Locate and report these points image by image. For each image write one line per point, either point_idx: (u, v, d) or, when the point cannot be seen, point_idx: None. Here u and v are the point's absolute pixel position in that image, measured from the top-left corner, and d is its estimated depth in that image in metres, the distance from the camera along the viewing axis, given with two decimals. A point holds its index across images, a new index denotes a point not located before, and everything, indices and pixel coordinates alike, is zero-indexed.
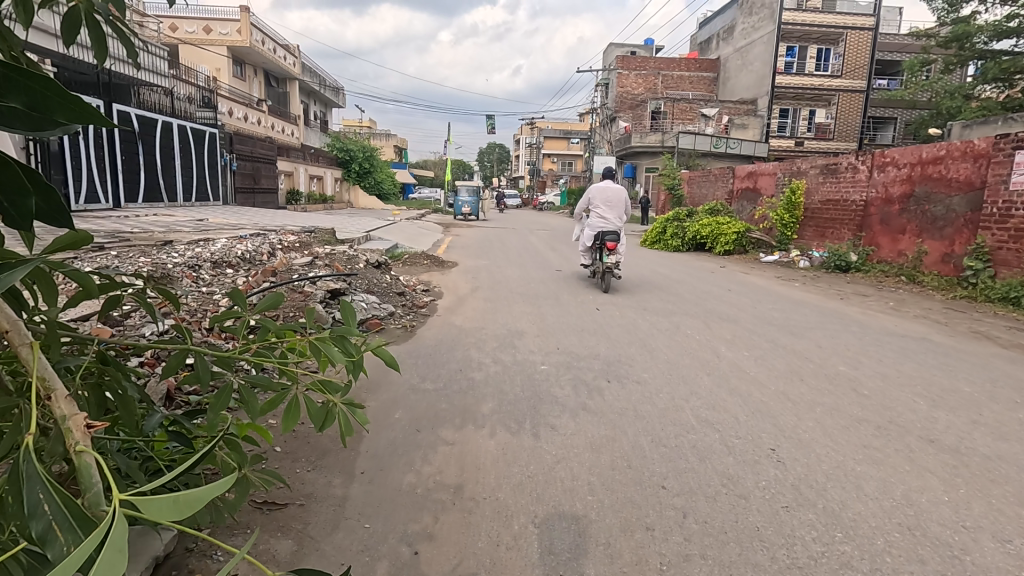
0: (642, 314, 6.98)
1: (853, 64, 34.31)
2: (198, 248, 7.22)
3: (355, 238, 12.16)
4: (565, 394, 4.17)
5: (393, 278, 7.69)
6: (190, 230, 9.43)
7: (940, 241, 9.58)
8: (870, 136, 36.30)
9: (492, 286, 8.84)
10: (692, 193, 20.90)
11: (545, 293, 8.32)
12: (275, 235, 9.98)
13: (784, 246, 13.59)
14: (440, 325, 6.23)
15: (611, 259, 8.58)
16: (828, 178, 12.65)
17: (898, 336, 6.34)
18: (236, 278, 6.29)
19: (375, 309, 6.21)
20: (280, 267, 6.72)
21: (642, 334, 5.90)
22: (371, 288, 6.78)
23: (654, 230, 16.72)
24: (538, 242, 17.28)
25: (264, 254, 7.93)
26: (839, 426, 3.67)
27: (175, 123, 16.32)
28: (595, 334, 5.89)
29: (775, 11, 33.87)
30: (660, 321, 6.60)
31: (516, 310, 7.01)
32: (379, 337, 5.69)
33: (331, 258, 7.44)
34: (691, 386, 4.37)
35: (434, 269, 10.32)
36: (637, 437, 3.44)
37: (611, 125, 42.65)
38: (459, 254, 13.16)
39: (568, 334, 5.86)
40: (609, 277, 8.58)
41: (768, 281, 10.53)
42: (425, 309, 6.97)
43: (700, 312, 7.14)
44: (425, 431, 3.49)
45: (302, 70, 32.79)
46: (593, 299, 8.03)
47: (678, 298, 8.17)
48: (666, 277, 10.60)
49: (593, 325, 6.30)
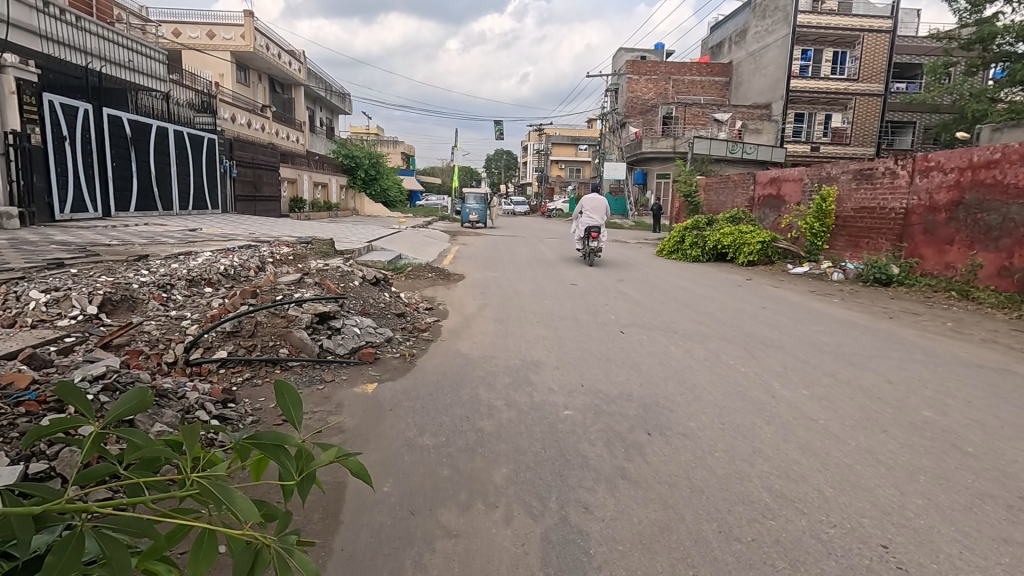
0: (673, 338, 6.13)
1: (870, 68, 33.36)
2: (175, 264, 6.49)
3: (356, 249, 11.43)
4: (597, 455, 3.33)
5: (392, 297, 6.90)
6: (175, 242, 8.72)
7: (996, 253, 8.71)
8: (888, 141, 35.26)
9: (502, 304, 8.03)
10: (709, 200, 20.05)
11: (561, 311, 7.50)
12: (268, 247, 9.22)
13: (813, 257, 12.74)
14: (444, 354, 5.43)
15: (594, 244, 12.85)
16: (862, 184, 11.77)
17: (974, 366, 5.43)
18: (213, 298, 5.53)
19: (369, 335, 5.41)
20: (264, 286, 5.95)
21: (678, 368, 5.07)
22: (367, 309, 5.99)
23: (671, 239, 15.84)
24: (548, 251, 16.49)
25: (250, 270, 7.15)
26: (957, 505, 2.82)
27: (172, 128, 15.72)
28: (624, 367, 5.06)
29: (790, 13, 33.03)
30: (697, 348, 5.75)
31: (529, 334, 6.17)
32: (373, 368, 4.89)
33: (322, 275, 6.63)
34: (752, 441, 3.53)
35: (439, 283, 9.57)
36: (698, 526, 2.61)
37: (621, 131, 41.88)
38: (466, 265, 12.36)
39: (593, 367, 5.02)
40: (592, 254, 12.81)
41: (803, 296, 9.65)
42: (427, 334, 6.14)
43: (740, 336, 6.28)
44: (420, 515, 2.67)
45: (307, 76, 32.29)
46: (615, 317, 7.20)
47: (708, 317, 7.32)
48: (690, 291, 9.74)
49: (620, 354, 5.47)
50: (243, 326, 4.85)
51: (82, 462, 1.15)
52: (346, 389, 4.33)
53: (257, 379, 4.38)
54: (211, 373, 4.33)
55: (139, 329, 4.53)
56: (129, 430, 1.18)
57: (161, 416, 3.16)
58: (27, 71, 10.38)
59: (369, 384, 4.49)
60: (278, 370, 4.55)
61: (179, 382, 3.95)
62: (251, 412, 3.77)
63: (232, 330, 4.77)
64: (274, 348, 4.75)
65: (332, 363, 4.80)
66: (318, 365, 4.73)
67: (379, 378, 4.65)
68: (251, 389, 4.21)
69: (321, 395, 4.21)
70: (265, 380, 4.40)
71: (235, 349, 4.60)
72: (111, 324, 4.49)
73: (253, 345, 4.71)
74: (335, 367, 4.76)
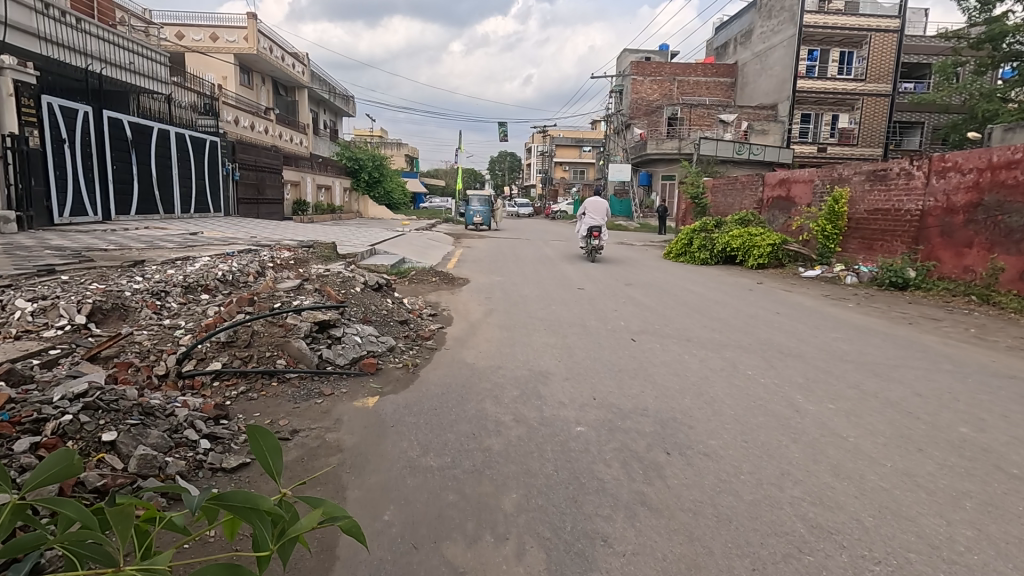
0: (687, 347, 5.89)
1: (877, 68, 33.00)
2: (171, 269, 6.29)
3: (358, 253, 11.24)
4: (614, 478, 3.09)
5: (395, 303, 6.68)
6: (174, 246, 8.54)
7: (1019, 256, 8.42)
8: (896, 141, 34.83)
9: (507, 309, 7.81)
10: (717, 202, 19.78)
11: (570, 318, 7.26)
12: (268, 251, 9.02)
13: (826, 259, 12.46)
14: (449, 364, 5.21)
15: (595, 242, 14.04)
16: (875, 186, 11.49)
17: (1005, 377, 5.17)
18: (208, 305, 5.33)
19: (371, 344, 5.19)
20: (261, 293, 5.74)
21: (694, 380, 4.82)
22: (368, 316, 5.77)
23: (679, 242, 15.59)
24: (553, 254, 16.28)
25: (249, 276, 6.95)
26: (1011, 538, 2.57)
27: (173, 130, 15.58)
28: (638, 378, 4.81)
29: (796, 12, 32.72)
30: (712, 358, 5.51)
31: (537, 343, 5.93)
32: (374, 379, 4.67)
33: (323, 281, 6.41)
34: (779, 462, 3.29)
35: (443, 288, 9.36)
36: (730, 563, 2.37)
37: (626, 132, 41.62)
38: (471, 269, 12.13)
39: (605, 378, 4.79)
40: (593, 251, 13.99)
41: (817, 301, 9.38)
42: (431, 342, 5.91)
43: (756, 345, 6.02)
44: (424, 549, 2.44)
45: (310, 78, 32.17)
46: (625, 324, 6.97)
47: (722, 323, 7.08)
48: (701, 295, 9.49)
49: (633, 364, 5.23)
50: (239, 336, 4.64)
51: (0, 538, 0.98)
52: (346, 403, 4.10)
53: (252, 392, 4.16)
54: (204, 387, 4.11)
55: (130, 340, 4.32)
56: (56, 497, 1.00)
57: (144, 437, 2.94)
58: (25, 73, 10.23)
59: (370, 397, 4.28)
60: (275, 383, 4.33)
61: (169, 398, 3.74)
62: (245, 428, 3.55)
63: (227, 340, 4.55)
64: (271, 359, 4.53)
65: (332, 374, 4.58)
66: (317, 377, 4.51)
67: (381, 391, 4.42)
68: (246, 403, 4.00)
69: (319, 409, 3.99)
70: (261, 394, 4.18)
71: (229, 360, 4.39)
72: (100, 334, 4.29)
73: (249, 356, 4.50)
74: (335, 379, 4.54)
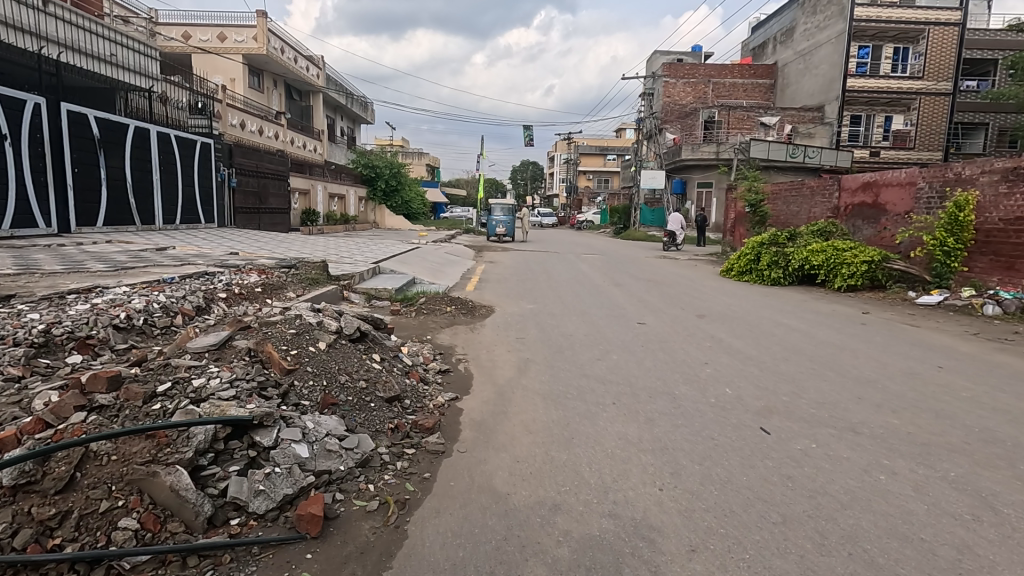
0: (864, 448, 3.51)
1: (936, 65, 29.91)
2: (34, 309, 4.12)
3: (357, 273, 9.07)
4: None
5: (383, 362, 4.36)
6: (104, 269, 6.42)
7: None
8: (957, 145, 31.48)
9: (550, 360, 5.51)
10: (778, 211, 17.17)
11: (646, 380, 4.87)
12: (230, 275, 6.84)
13: (943, 282, 9.82)
14: (463, 496, 2.90)
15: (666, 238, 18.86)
16: (1018, 187, 8.90)
17: None
18: (39, 383, 3.11)
19: (324, 459, 2.90)
20: (147, 360, 3.48)
21: (947, 554, 2.43)
22: (332, 397, 3.48)
23: (743, 257, 13.13)
24: (591, 271, 13.91)
25: (175, 318, 4.75)
26: None
27: (156, 130, 13.62)
28: (837, 557, 2.41)
29: (845, 6, 29.97)
30: (933, 483, 3.06)
31: (608, 441, 3.57)
32: (314, 557, 2.34)
33: (268, 329, 4.10)
34: None
35: (460, 322, 7.09)
36: None
37: (657, 137, 38.59)
38: (495, 292, 9.84)
39: (770, 557, 2.40)
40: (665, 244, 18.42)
41: (969, 344, 6.80)
42: (436, 438, 3.56)
43: (980, 447, 3.54)
44: None
45: (325, 82, 30.37)
46: (734, 394, 4.54)
47: (879, 392, 4.64)
48: (806, 334, 6.99)
49: (800, 503, 2.83)
50: (50, 468, 2.36)
51: None
52: None
53: None
54: None
55: None
56: None
57: None
58: None
59: None
60: None
61: None
62: None
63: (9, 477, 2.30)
64: (103, 524, 2.25)
65: (226, 552, 2.27)
66: (197, 560, 2.23)
67: None
68: None
69: None
70: None
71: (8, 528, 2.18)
72: None
73: (59, 517, 2.24)
74: (232, 566, 2.23)
